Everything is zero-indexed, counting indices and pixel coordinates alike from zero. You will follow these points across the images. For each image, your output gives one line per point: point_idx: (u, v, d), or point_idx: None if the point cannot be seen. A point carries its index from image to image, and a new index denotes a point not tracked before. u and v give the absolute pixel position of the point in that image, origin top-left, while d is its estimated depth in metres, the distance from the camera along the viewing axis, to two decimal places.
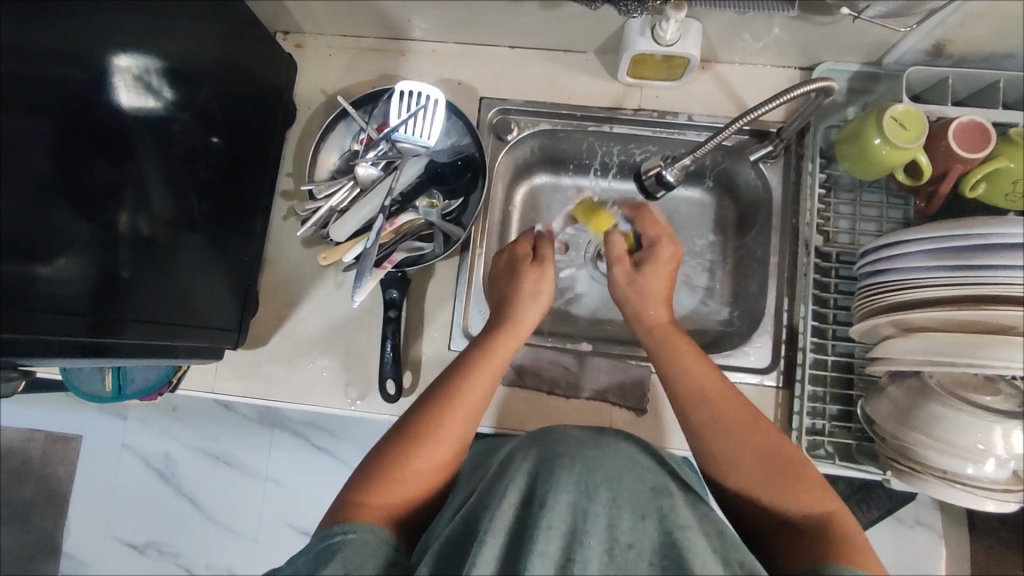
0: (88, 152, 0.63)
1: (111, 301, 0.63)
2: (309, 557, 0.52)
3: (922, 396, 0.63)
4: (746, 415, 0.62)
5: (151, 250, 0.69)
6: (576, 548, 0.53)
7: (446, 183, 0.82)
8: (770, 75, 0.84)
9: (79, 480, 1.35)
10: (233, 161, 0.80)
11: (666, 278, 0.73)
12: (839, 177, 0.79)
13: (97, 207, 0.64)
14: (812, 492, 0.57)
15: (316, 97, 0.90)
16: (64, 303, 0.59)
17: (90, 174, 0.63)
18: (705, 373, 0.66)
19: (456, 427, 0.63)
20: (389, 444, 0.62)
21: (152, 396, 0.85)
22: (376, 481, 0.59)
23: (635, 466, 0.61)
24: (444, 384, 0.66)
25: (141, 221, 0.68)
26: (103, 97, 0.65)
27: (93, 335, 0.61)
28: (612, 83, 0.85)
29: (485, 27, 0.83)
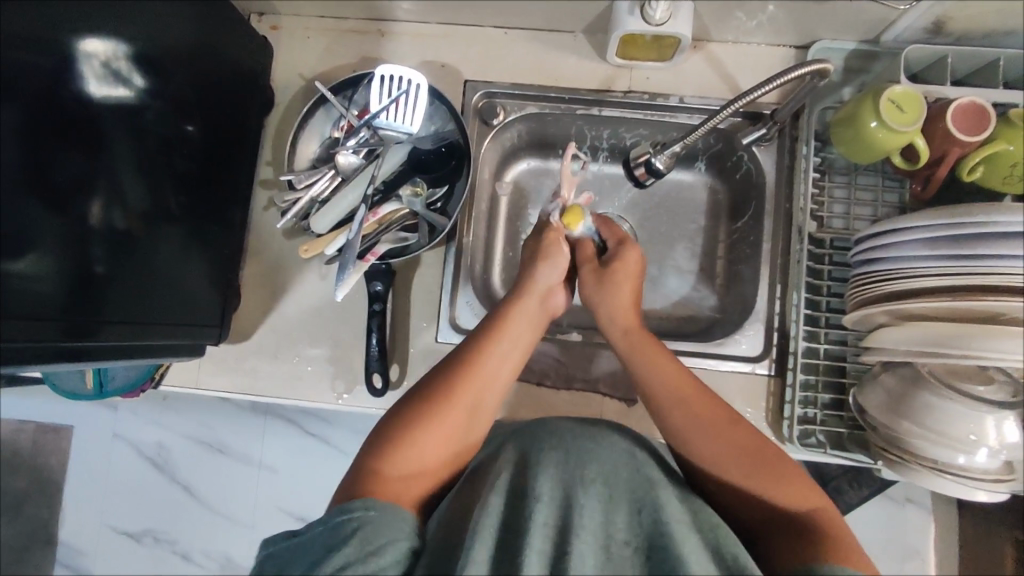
0: (59, 143, 0.61)
1: (85, 302, 0.62)
2: (326, 530, 0.51)
3: (915, 385, 0.62)
4: (725, 415, 0.62)
5: (125, 243, 0.66)
6: (566, 543, 0.52)
7: (431, 170, 0.79)
8: (765, 54, 0.81)
9: (72, 470, 1.35)
10: (208, 152, 0.77)
11: (633, 283, 0.75)
12: (835, 160, 0.77)
13: (70, 199, 0.61)
14: (801, 491, 0.57)
15: (294, 81, 0.86)
16: (38, 305, 0.57)
17: (59, 167, 0.61)
18: (669, 368, 0.67)
19: (470, 397, 0.64)
20: (403, 410, 0.62)
21: (136, 392, 0.83)
22: (395, 448, 0.59)
23: (624, 454, 0.60)
24: (457, 354, 0.67)
25: (115, 214, 0.66)
26: (70, 83, 0.62)
27: (65, 339, 0.59)
28: (601, 64, 0.82)
29: (469, 8, 0.80)
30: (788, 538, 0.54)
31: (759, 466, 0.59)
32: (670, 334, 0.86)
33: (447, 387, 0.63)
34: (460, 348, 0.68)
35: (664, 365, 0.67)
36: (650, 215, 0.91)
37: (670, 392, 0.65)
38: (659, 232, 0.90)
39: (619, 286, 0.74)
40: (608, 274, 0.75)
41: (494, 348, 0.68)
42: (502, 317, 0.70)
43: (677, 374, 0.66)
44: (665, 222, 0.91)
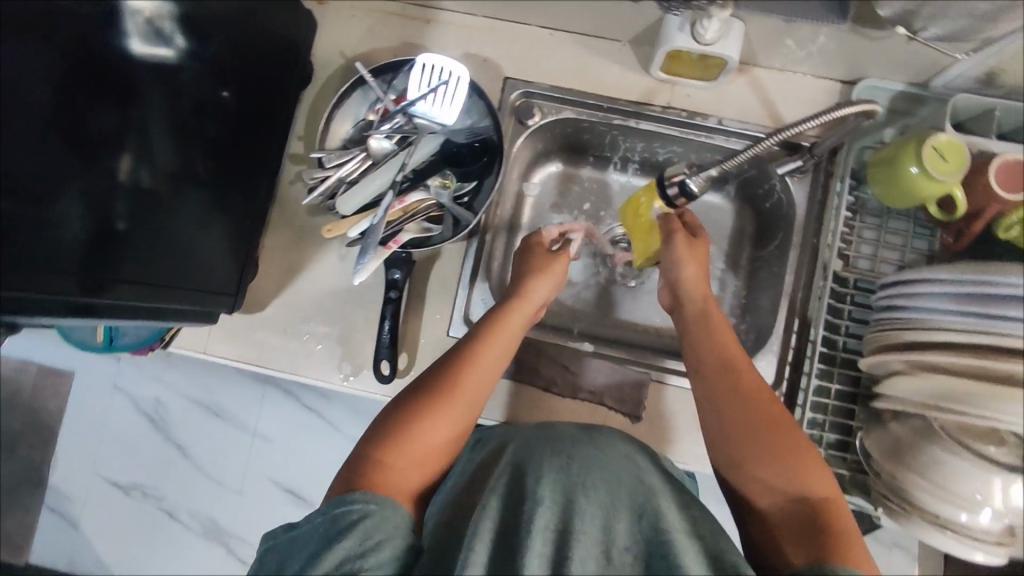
0: (90, 96, 0.62)
1: (102, 258, 0.62)
2: (325, 522, 0.51)
3: (925, 438, 0.62)
4: (766, 392, 0.64)
5: (149, 200, 0.67)
6: (564, 546, 0.51)
7: (461, 164, 0.79)
8: (810, 85, 0.80)
9: (70, 416, 1.36)
10: (244, 119, 0.77)
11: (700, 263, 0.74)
12: (869, 200, 0.76)
13: (97, 153, 0.63)
14: (816, 479, 0.57)
15: (333, 58, 0.85)
16: (59, 256, 0.58)
17: (92, 121, 0.62)
18: (727, 343, 0.69)
19: (471, 389, 0.66)
20: (405, 402, 0.63)
21: (145, 350, 0.83)
22: (399, 437, 0.60)
23: (623, 459, 0.61)
24: (457, 347, 0.69)
25: (142, 171, 0.67)
26: (108, 37, 0.63)
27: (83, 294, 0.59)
28: (643, 76, 0.81)
29: (517, 4, 0.79)
30: (794, 528, 0.55)
31: (785, 449, 0.59)
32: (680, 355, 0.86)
33: (451, 380, 0.65)
34: (461, 341, 0.70)
35: (720, 336, 0.69)
36: None
37: (716, 362, 0.67)
38: None
39: (690, 270, 0.73)
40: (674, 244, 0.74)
41: (492, 343, 0.69)
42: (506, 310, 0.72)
43: (726, 351, 0.68)
44: None
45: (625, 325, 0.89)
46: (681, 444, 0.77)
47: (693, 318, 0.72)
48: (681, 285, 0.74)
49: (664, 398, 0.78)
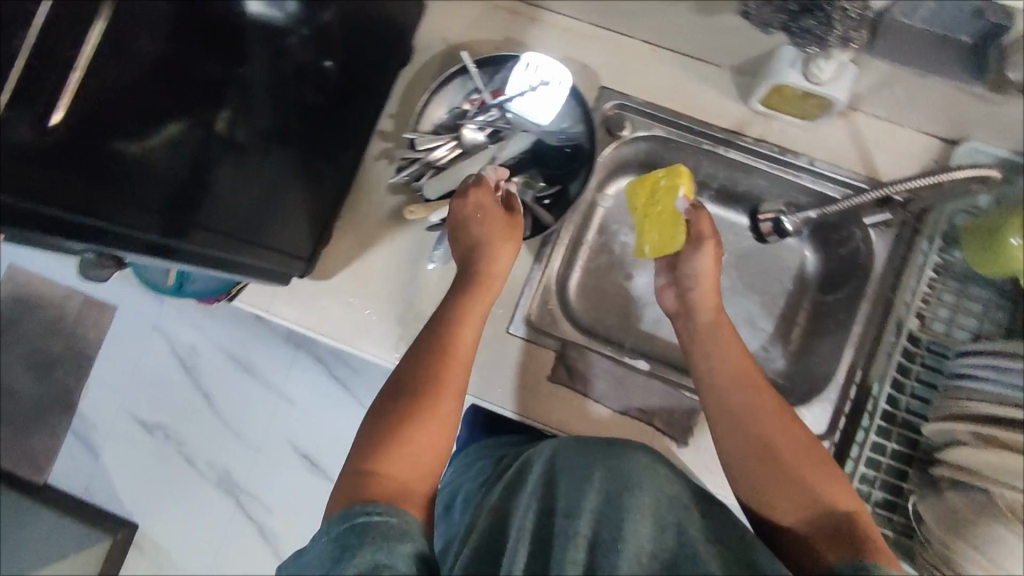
0: (199, 44, 0.61)
1: (183, 205, 0.62)
2: (331, 540, 0.49)
3: (985, 513, 0.60)
4: (779, 406, 0.65)
5: (239, 154, 0.68)
6: (602, 555, 0.51)
7: (548, 166, 0.80)
8: (908, 139, 0.79)
9: (110, 349, 1.40)
10: (341, 90, 0.77)
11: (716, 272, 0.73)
12: (954, 264, 0.75)
13: (200, 101, 0.62)
14: (839, 491, 0.60)
15: (435, 43, 0.86)
16: (142, 201, 0.58)
17: (198, 69, 0.62)
18: (733, 357, 0.69)
19: (454, 383, 0.65)
20: (392, 407, 0.62)
21: (209, 299, 0.85)
22: (394, 442, 0.60)
23: (655, 475, 0.58)
24: (432, 341, 0.67)
25: (238, 126, 0.67)
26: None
27: (166, 235, 0.61)
28: (740, 106, 0.81)
29: (627, 17, 0.79)
30: (825, 535, 0.58)
31: (799, 462, 0.62)
32: None
33: (436, 380, 0.64)
34: (439, 333, 0.67)
35: (721, 349, 0.70)
36: (741, 264, 0.89)
37: (726, 376, 0.68)
38: (745, 283, 0.89)
39: (707, 280, 0.73)
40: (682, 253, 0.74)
41: (467, 324, 0.68)
42: (483, 286, 0.71)
43: (732, 366, 0.68)
44: (754, 275, 0.89)
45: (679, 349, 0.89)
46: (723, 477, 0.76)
47: (704, 328, 0.72)
48: (694, 293, 0.73)
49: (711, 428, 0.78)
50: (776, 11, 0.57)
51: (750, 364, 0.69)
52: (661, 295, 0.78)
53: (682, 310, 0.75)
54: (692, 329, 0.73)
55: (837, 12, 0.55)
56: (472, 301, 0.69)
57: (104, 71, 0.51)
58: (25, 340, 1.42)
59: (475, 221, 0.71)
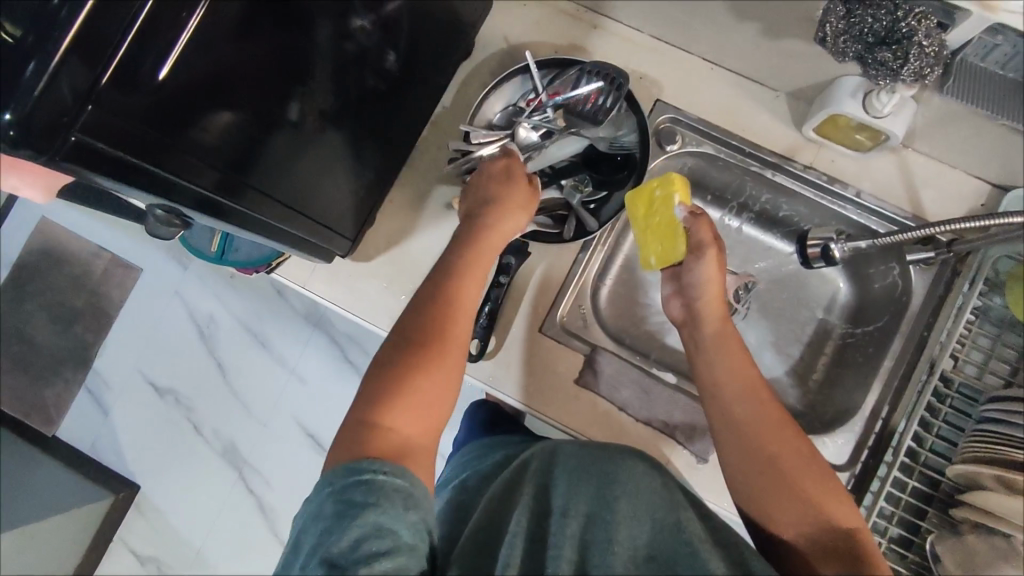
0: (273, 21, 0.57)
1: (243, 169, 0.60)
2: (338, 493, 0.50)
3: (1005, 559, 0.60)
4: (780, 418, 0.63)
5: (299, 134, 0.66)
6: (593, 554, 0.52)
7: (599, 173, 0.81)
8: (957, 181, 0.79)
9: (132, 309, 1.41)
10: (402, 80, 0.78)
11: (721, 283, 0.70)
12: (993, 308, 0.74)
13: (270, 78, 0.59)
14: (837, 504, 0.59)
15: (495, 40, 0.87)
16: (208, 156, 0.55)
17: (272, 46, 0.58)
18: (736, 369, 0.66)
19: (456, 338, 0.64)
20: (395, 358, 0.61)
21: (247, 270, 0.86)
22: (397, 395, 0.58)
23: (647, 479, 0.59)
24: (436, 294, 0.65)
25: (300, 106, 0.65)
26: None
27: (217, 192, 0.58)
28: (793, 131, 0.81)
29: (690, 33, 0.80)
30: (827, 551, 0.57)
31: (804, 471, 0.60)
32: None
33: (439, 331, 0.63)
34: (444, 287, 0.66)
35: (734, 362, 0.66)
36: (774, 288, 0.90)
37: (737, 393, 0.65)
38: (776, 308, 0.89)
39: (709, 289, 0.69)
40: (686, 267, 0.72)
41: (471, 277, 0.67)
42: (485, 238, 0.70)
43: (743, 378, 0.65)
44: (786, 300, 0.89)
45: None
46: None
47: (707, 341, 0.69)
48: (696, 302, 0.70)
49: None
50: (852, 40, 0.57)
51: (752, 374, 0.66)
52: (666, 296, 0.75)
53: (687, 319, 0.72)
54: (694, 341, 0.70)
55: (913, 46, 0.55)
56: (478, 259, 0.68)
57: (200, 45, 0.49)
58: (48, 292, 1.42)
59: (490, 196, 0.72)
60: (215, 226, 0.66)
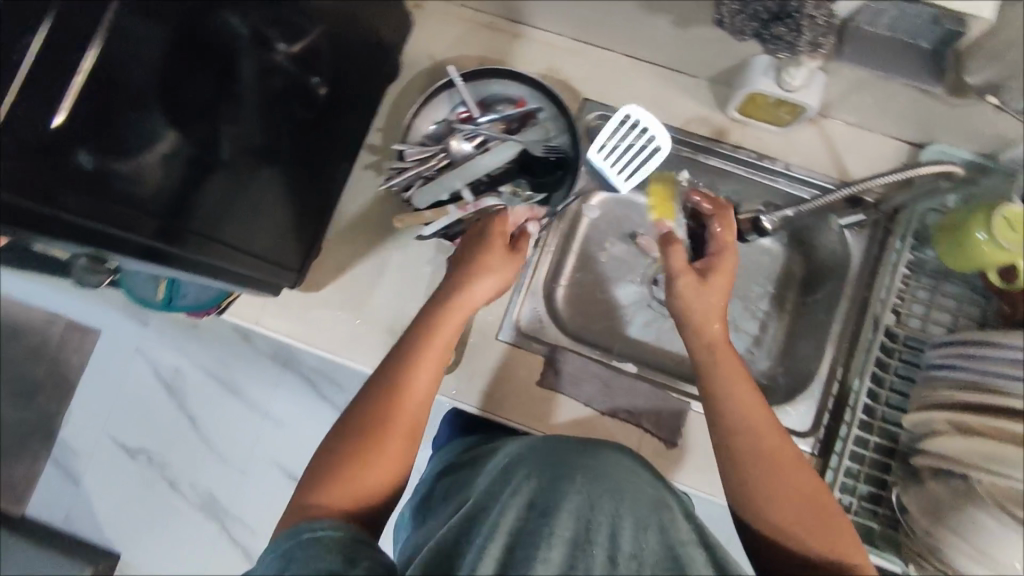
0: (191, 65, 0.59)
1: (180, 211, 0.61)
2: (276, 556, 0.49)
3: (966, 498, 0.62)
4: (787, 457, 0.61)
5: (229, 171, 0.66)
6: (580, 556, 0.53)
7: (535, 175, 0.82)
8: (877, 144, 0.82)
9: (91, 373, 1.36)
10: (331, 106, 0.78)
11: (719, 297, 0.68)
12: (926, 262, 0.78)
13: (193, 121, 0.60)
14: (830, 536, 0.57)
15: (421, 59, 0.88)
16: (137, 203, 0.56)
17: (192, 89, 0.59)
18: (747, 393, 0.64)
19: (401, 428, 0.62)
20: (338, 444, 0.60)
21: (199, 314, 0.85)
22: (336, 484, 0.57)
23: (634, 477, 0.61)
24: (384, 381, 0.63)
25: (227, 143, 0.65)
26: (222, 14, 0.61)
27: (159, 240, 0.58)
28: (718, 115, 0.84)
29: (607, 31, 0.82)
30: None
31: (804, 511, 0.58)
32: None
33: (382, 423, 0.61)
34: (399, 366, 0.64)
35: (733, 390, 0.64)
36: None
37: (728, 419, 0.63)
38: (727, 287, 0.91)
39: (711, 298, 0.68)
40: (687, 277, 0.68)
41: (430, 356, 0.65)
42: (439, 318, 0.66)
43: (739, 407, 0.63)
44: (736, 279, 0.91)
45: (667, 353, 0.90)
46: (710, 476, 0.78)
47: (709, 356, 0.66)
48: (692, 307, 0.68)
49: (699, 429, 0.79)
50: (748, 18, 0.60)
51: (765, 410, 0.63)
52: (661, 296, 0.71)
53: (681, 324, 0.69)
54: (697, 345, 0.67)
55: (804, 19, 0.58)
56: (430, 343, 0.65)
57: (102, 91, 0.51)
58: (7, 366, 1.39)
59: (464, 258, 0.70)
60: (158, 271, 0.66)
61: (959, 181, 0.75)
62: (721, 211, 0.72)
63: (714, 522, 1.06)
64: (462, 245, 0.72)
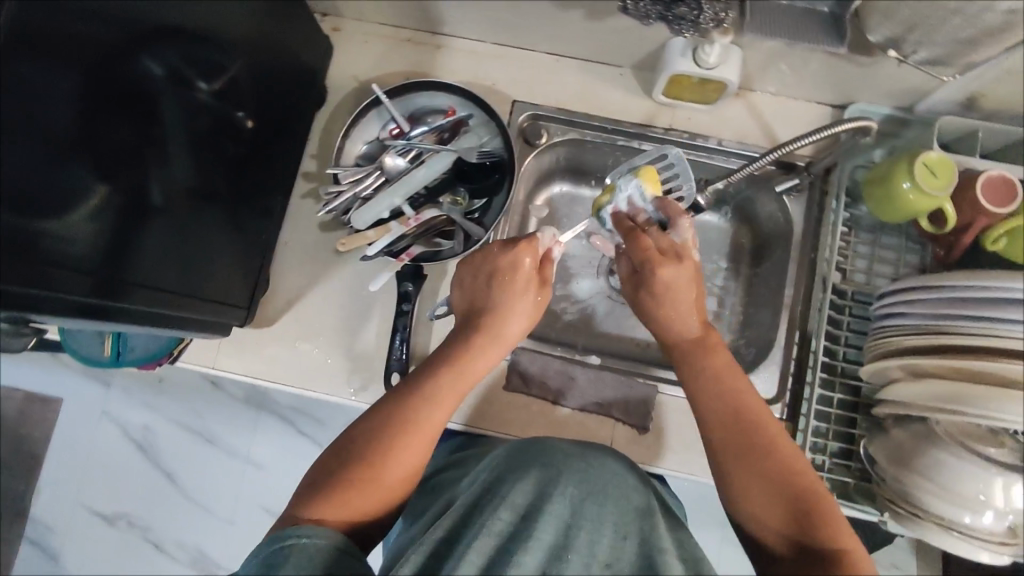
0: (114, 112, 0.57)
1: (119, 262, 0.60)
2: (259, 561, 0.47)
3: (926, 441, 0.65)
4: (768, 446, 0.58)
5: (166, 216, 0.65)
6: (554, 564, 0.52)
7: (471, 181, 0.82)
8: (802, 110, 0.84)
9: (57, 445, 1.29)
10: (261, 138, 0.78)
11: (691, 297, 0.65)
12: (862, 218, 0.81)
13: (119, 169, 0.58)
14: (824, 528, 0.53)
15: (347, 81, 0.88)
16: (73, 261, 0.54)
17: (116, 135, 0.57)
18: (738, 385, 0.62)
19: (409, 457, 0.57)
20: (339, 461, 0.56)
21: (150, 365, 0.83)
22: (333, 501, 0.54)
23: (623, 482, 0.59)
24: (397, 405, 0.60)
25: (159, 188, 0.63)
26: (140, 57, 0.59)
27: (95, 296, 0.57)
28: (646, 100, 0.85)
29: (527, 32, 0.83)
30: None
31: (785, 497, 0.55)
32: None
33: (392, 433, 0.58)
34: (419, 384, 0.61)
35: (719, 391, 0.61)
36: None
37: (716, 420, 0.60)
38: None
39: (669, 295, 0.65)
40: (646, 292, 0.66)
41: (447, 375, 0.62)
42: (469, 352, 0.64)
43: (730, 407, 0.60)
44: None
45: (631, 340, 0.91)
46: (686, 455, 0.79)
47: (688, 358, 0.64)
48: (650, 305, 0.66)
49: (670, 410, 0.80)
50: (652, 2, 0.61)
51: (759, 407, 0.61)
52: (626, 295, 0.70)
53: (649, 322, 0.68)
54: (673, 337, 0.66)
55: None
56: (451, 379, 0.62)
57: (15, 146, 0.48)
58: None
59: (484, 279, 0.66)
60: (100, 327, 0.64)
61: (881, 136, 0.81)
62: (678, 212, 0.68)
63: (704, 501, 1.06)
64: (476, 264, 0.67)
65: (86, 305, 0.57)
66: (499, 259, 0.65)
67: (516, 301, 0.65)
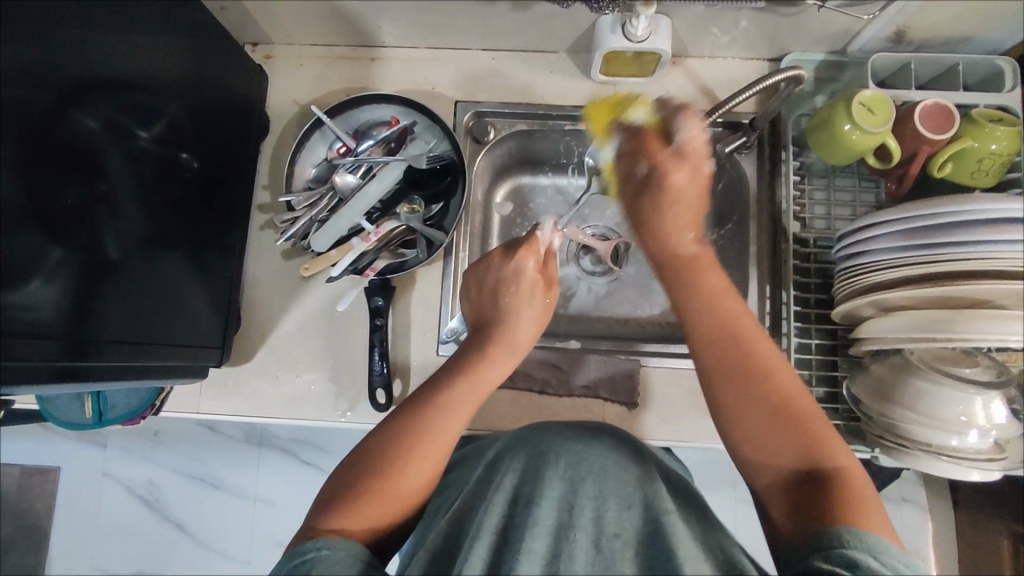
0: (52, 170, 0.56)
1: (86, 323, 0.59)
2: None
3: (905, 372, 0.66)
4: (761, 368, 0.58)
5: (123, 268, 0.63)
6: (562, 546, 0.53)
7: (427, 188, 0.83)
8: (739, 67, 0.85)
9: (63, 512, 1.27)
10: (209, 175, 0.77)
11: (691, 205, 0.66)
12: (813, 164, 0.82)
13: (68, 230, 0.58)
14: (822, 450, 0.54)
15: (288, 107, 0.88)
16: (38, 329, 0.54)
17: (59, 196, 0.57)
18: (731, 312, 0.61)
19: (429, 465, 0.57)
20: (356, 472, 0.55)
21: (135, 420, 0.82)
22: (348, 513, 0.53)
23: (619, 458, 0.59)
24: (412, 416, 0.59)
25: (111, 241, 0.62)
26: (74, 115, 0.59)
27: (67, 359, 0.56)
28: (586, 81, 0.86)
29: (457, 30, 0.83)
30: (804, 499, 0.52)
31: (783, 427, 0.55)
32: (665, 340, 0.88)
33: (408, 443, 0.57)
34: (430, 393, 0.61)
35: (725, 309, 0.61)
36: None
37: (716, 344, 0.60)
38: None
39: (674, 204, 0.66)
40: (648, 198, 0.67)
41: (461, 382, 0.62)
42: (482, 359, 0.65)
43: (734, 321, 0.61)
44: None
45: (609, 320, 0.91)
46: (677, 423, 0.79)
47: (681, 264, 0.65)
48: (651, 216, 0.67)
49: (657, 381, 0.80)
50: None
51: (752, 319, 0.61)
52: (624, 202, 0.71)
53: (638, 230, 0.69)
54: (663, 253, 0.67)
55: None
56: (468, 382, 0.62)
57: None
58: None
59: (480, 287, 0.71)
60: (75, 391, 0.63)
61: (820, 84, 0.84)
62: (689, 113, 0.65)
63: (712, 466, 1.06)
64: (480, 274, 0.71)
65: (57, 370, 0.56)
66: (501, 270, 0.70)
67: (521, 313, 0.68)
